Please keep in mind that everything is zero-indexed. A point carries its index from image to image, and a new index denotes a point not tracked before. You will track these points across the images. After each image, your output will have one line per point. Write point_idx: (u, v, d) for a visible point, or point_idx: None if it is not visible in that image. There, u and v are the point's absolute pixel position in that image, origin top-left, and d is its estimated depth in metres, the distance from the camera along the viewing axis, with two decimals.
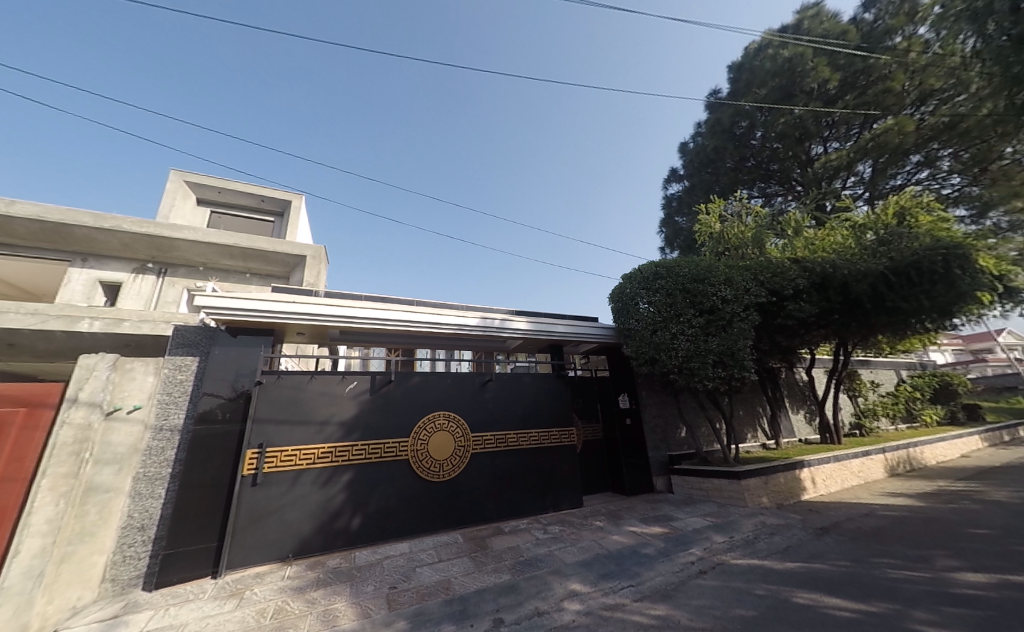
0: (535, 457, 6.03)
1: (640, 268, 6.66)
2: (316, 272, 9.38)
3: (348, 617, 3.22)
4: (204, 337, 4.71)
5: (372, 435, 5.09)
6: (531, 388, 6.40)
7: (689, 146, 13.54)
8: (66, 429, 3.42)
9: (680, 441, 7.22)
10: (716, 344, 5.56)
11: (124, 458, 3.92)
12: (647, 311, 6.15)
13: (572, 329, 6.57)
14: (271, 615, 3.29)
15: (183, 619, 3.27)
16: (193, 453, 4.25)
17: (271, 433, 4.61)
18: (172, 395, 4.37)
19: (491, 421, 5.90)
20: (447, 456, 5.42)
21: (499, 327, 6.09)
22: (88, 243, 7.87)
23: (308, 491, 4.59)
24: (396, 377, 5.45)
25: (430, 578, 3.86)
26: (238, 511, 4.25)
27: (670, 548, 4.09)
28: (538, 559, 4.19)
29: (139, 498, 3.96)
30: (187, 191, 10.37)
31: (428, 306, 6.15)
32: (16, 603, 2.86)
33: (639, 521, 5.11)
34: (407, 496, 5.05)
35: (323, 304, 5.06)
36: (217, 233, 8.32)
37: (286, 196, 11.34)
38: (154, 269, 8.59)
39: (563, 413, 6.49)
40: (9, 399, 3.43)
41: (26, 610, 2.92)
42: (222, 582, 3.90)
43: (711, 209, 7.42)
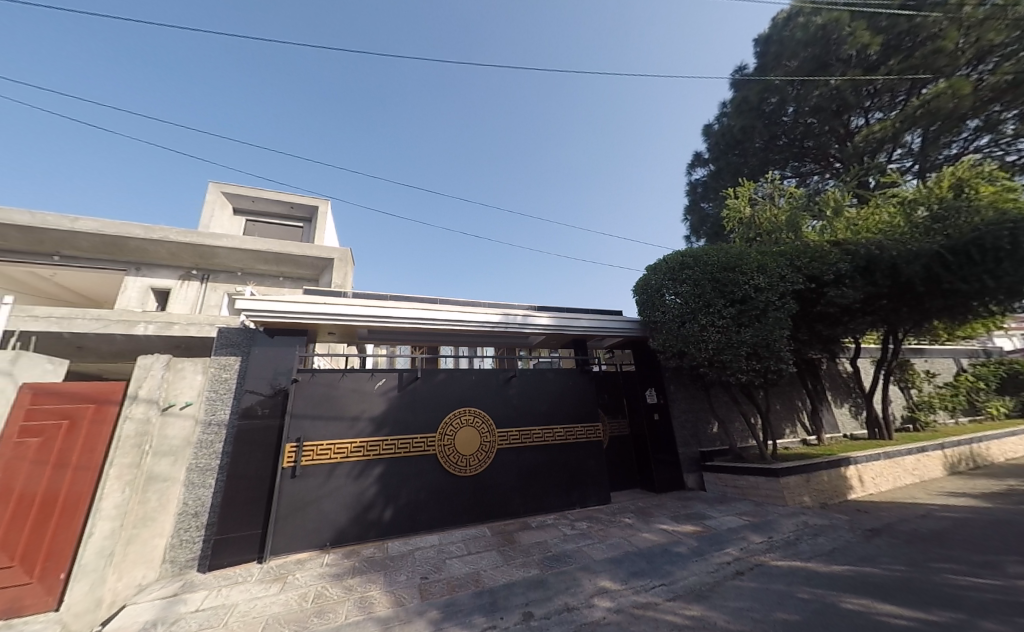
0: (563, 452, 5.98)
1: (666, 258, 6.45)
2: (343, 274, 9.62)
3: (383, 605, 3.30)
4: (244, 338, 4.93)
5: (401, 430, 5.19)
6: (557, 382, 6.34)
7: (714, 127, 12.91)
8: (129, 423, 3.74)
9: (712, 437, 6.97)
10: (751, 335, 5.28)
11: (179, 450, 4.23)
12: (674, 304, 5.95)
13: (596, 322, 6.45)
14: (312, 599, 3.42)
15: (233, 600, 3.45)
16: (237, 447, 4.45)
17: (308, 428, 4.77)
18: (218, 391, 4.63)
19: (517, 417, 5.88)
20: (474, 451, 5.45)
21: (521, 323, 6.04)
22: (139, 254, 8.41)
23: (343, 483, 4.74)
24: (423, 374, 5.51)
25: (460, 570, 3.91)
26: (281, 501, 4.43)
27: (704, 547, 3.94)
28: (567, 555, 4.15)
29: (193, 487, 4.24)
30: (223, 200, 10.87)
31: (450, 305, 6.18)
32: (91, 579, 3.22)
33: (670, 518, 4.97)
34: (436, 489, 5.13)
35: (349, 305, 5.17)
36: (252, 239, 8.70)
37: (312, 201, 11.69)
38: (197, 276, 9.04)
39: (590, 408, 6.39)
40: (81, 396, 3.78)
41: (99, 586, 3.26)
42: (267, 566, 4.08)
43: (741, 193, 7.02)
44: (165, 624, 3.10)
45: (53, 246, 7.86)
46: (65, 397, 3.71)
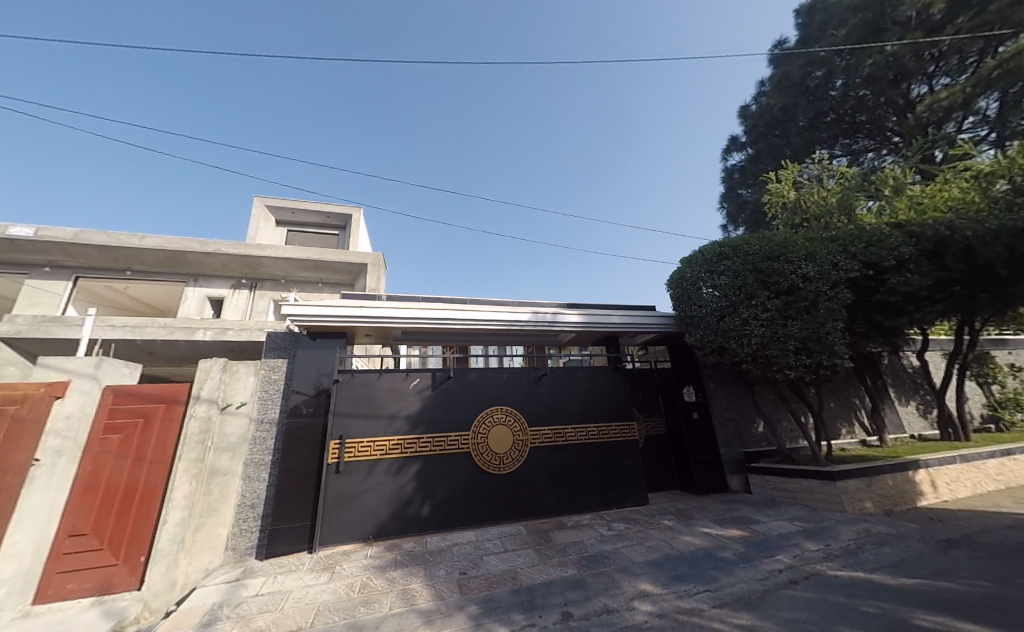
0: (597, 451, 5.88)
1: (702, 249, 6.16)
2: (376, 278, 9.97)
3: (424, 598, 3.40)
4: (290, 342, 5.20)
5: (436, 428, 5.31)
6: (589, 380, 6.24)
7: (752, 108, 12.23)
8: (193, 421, 4.15)
9: (757, 436, 6.60)
10: (800, 329, 4.93)
11: (236, 446, 4.56)
12: (711, 297, 5.68)
13: (627, 319, 6.31)
14: (359, 589, 3.58)
15: (288, 587, 3.67)
16: (287, 443, 4.70)
17: (349, 426, 4.99)
18: (268, 391, 4.91)
19: (549, 415, 5.85)
20: (507, 450, 5.48)
21: (551, 321, 6.00)
22: (197, 266, 9.13)
23: (382, 479, 4.93)
24: (455, 373, 5.61)
25: (497, 567, 3.94)
26: (327, 495, 4.67)
27: (751, 554, 3.73)
28: (604, 556, 4.08)
29: (249, 480, 4.49)
30: (267, 213, 11.57)
31: (480, 305, 6.23)
32: (167, 561, 3.62)
33: (713, 522, 4.76)
34: (470, 486, 5.21)
35: (384, 308, 5.36)
36: (293, 248, 9.21)
37: (347, 210, 12.21)
38: (246, 284, 9.65)
39: (624, 406, 6.24)
40: (155, 396, 4.22)
41: (174, 568, 3.63)
42: (316, 556, 4.30)
43: (783, 176, 6.56)
44: (230, 606, 3.35)
45: (125, 262, 8.72)
46: (144, 397, 4.18)
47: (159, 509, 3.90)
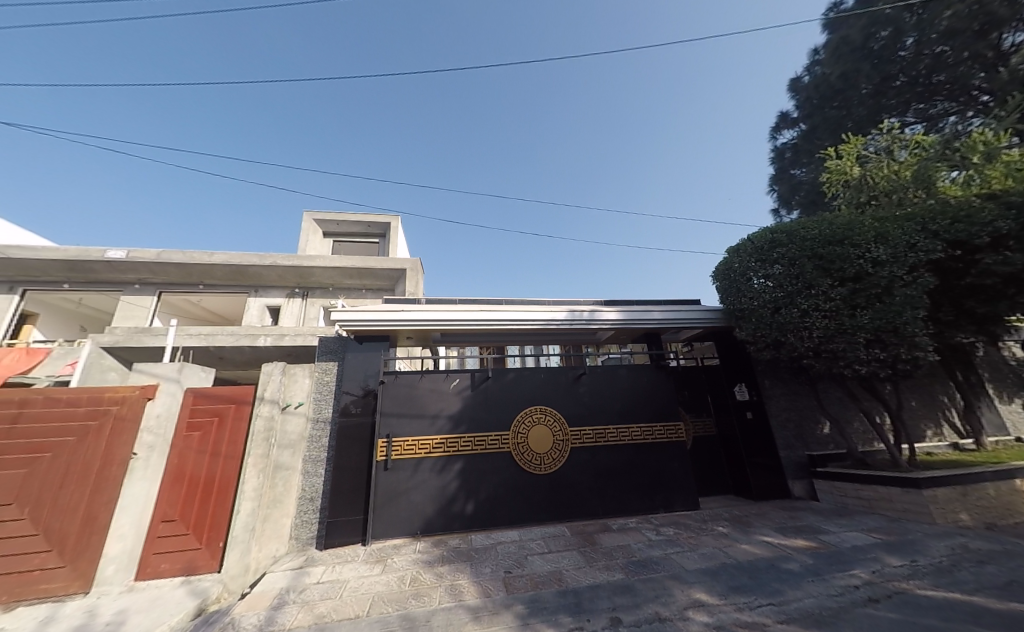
0: (642, 453, 5.68)
1: (751, 238, 5.76)
2: (415, 283, 10.32)
3: (471, 594, 3.45)
4: (340, 346, 5.51)
5: (476, 428, 5.39)
6: (630, 379, 6.05)
7: (804, 80, 11.28)
8: (259, 420, 4.53)
9: (824, 438, 6.05)
10: (870, 319, 4.46)
11: (296, 443, 4.88)
12: (764, 288, 5.29)
13: (669, 315, 6.07)
14: (409, 582, 3.71)
15: (345, 576, 3.88)
16: (340, 441, 4.97)
17: (395, 425, 5.19)
18: (322, 392, 5.23)
19: (590, 415, 5.73)
20: (548, 450, 5.44)
21: (588, 320, 5.90)
22: (257, 278, 9.95)
23: (427, 476, 5.07)
24: (493, 373, 5.67)
25: (542, 568, 3.92)
26: (378, 491, 4.89)
27: (821, 567, 3.42)
28: (653, 561, 3.93)
29: (308, 475, 4.81)
30: (315, 226, 12.37)
31: (515, 304, 6.25)
32: (241, 548, 3.98)
33: (774, 530, 4.42)
34: (513, 486, 5.23)
35: (423, 311, 5.53)
36: (339, 257, 9.78)
37: (386, 218, 12.78)
38: (299, 293, 10.34)
39: (669, 406, 5.99)
40: (227, 397, 4.62)
41: (246, 554, 3.99)
42: (370, 549, 4.52)
43: (841, 150, 5.98)
44: (296, 591, 3.61)
45: (198, 277, 9.69)
46: (219, 398, 4.61)
47: (235, 498, 4.27)
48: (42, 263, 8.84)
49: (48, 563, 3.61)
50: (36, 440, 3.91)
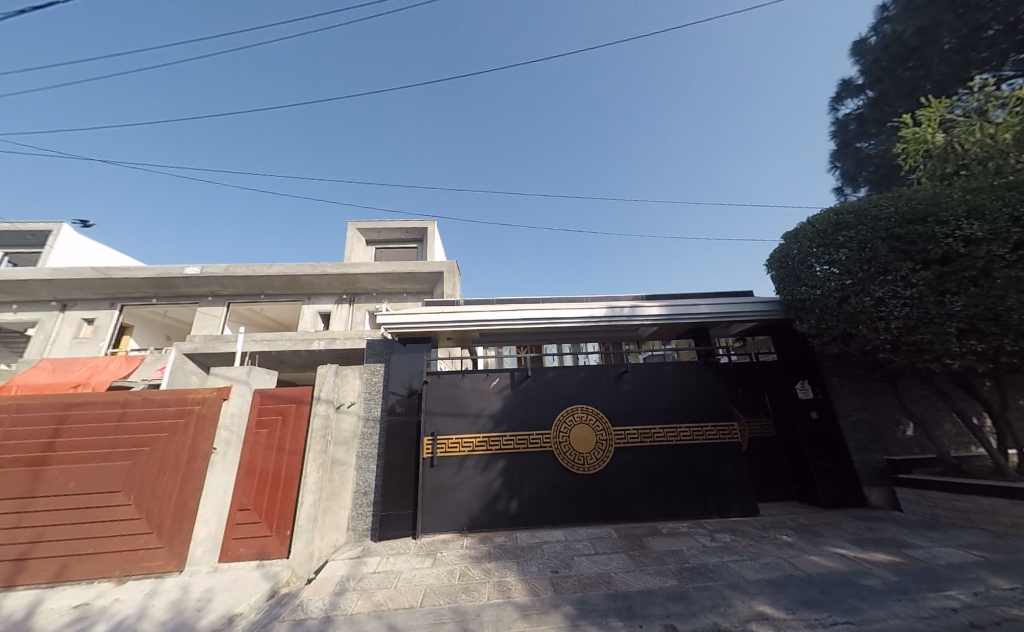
0: (692, 454, 5.42)
1: (812, 221, 5.27)
2: (453, 285, 10.58)
3: (519, 592, 3.48)
4: (386, 347, 5.74)
5: (518, 427, 5.42)
6: (676, 377, 5.79)
7: (870, 40, 10.17)
8: (316, 419, 4.96)
9: (906, 442, 5.41)
10: (962, 306, 3.91)
11: (350, 440, 5.10)
12: (829, 276, 4.82)
13: (718, 308, 5.73)
14: (458, 577, 3.81)
15: (398, 568, 4.06)
16: (388, 438, 5.17)
17: (439, 423, 5.34)
18: (371, 392, 5.46)
19: (634, 415, 5.56)
20: (592, 450, 5.35)
21: (629, 316, 5.70)
22: (309, 287, 10.68)
23: (472, 474, 5.17)
24: (533, 372, 5.68)
25: (590, 569, 3.86)
26: (425, 487, 5.06)
27: (908, 585, 3.07)
28: (708, 568, 3.74)
29: (362, 471, 5.03)
30: (358, 234, 13.04)
31: (552, 302, 6.19)
32: (305, 536, 4.38)
33: (848, 542, 4.03)
34: (556, 486, 5.19)
35: (461, 312, 5.65)
36: (382, 264, 10.28)
37: (424, 223, 13.22)
38: (346, 299, 10.93)
39: (720, 405, 5.66)
40: (289, 397, 5.02)
41: (310, 542, 4.37)
42: (420, 542, 4.69)
43: (920, 117, 5.30)
44: (355, 579, 3.83)
45: (259, 288, 10.58)
46: (283, 398, 5.03)
47: (299, 490, 4.63)
48: (135, 281, 10.09)
49: (150, 543, 4.13)
50: (135, 436, 4.46)
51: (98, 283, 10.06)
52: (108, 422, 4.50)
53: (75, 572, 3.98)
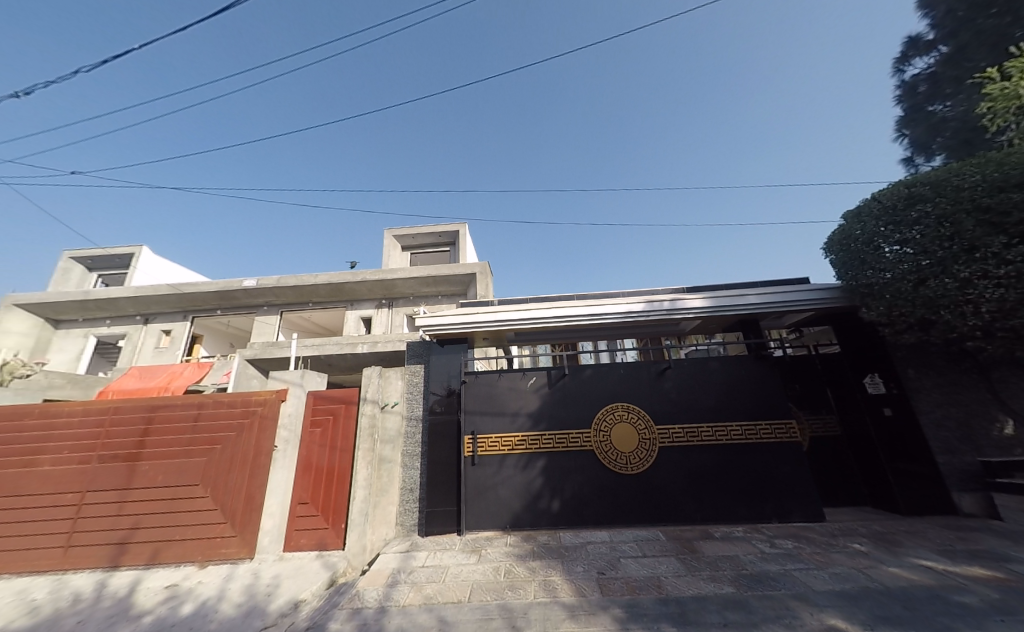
0: (746, 454, 5.10)
1: (879, 197, 4.77)
2: (485, 286, 10.69)
3: (566, 592, 3.44)
4: (425, 349, 5.91)
5: (557, 426, 5.37)
6: (725, 373, 5.48)
7: None
8: (365, 418, 5.17)
9: (1006, 441, 4.73)
10: None
11: (396, 438, 5.32)
12: (903, 257, 4.35)
13: (768, 298, 5.36)
14: (504, 574, 3.84)
15: (446, 563, 4.16)
16: (431, 436, 5.31)
17: (479, 422, 5.41)
18: (413, 392, 5.64)
19: (679, 413, 5.33)
20: (634, 449, 5.19)
21: (669, 310, 5.47)
22: (351, 294, 11.25)
23: (512, 473, 5.19)
24: (570, 371, 5.61)
25: (639, 572, 3.74)
26: (468, 485, 5.15)
27: (1012, 604, 2.70)
28: (770, 577, 3.49)
29: (407, 468, 5.22)
30: (395, 241, 13.54)
31: (587, 298, 6.08)
32: (358, 530, 4.58)
33: (934, 553, 3.61)
34: (599, 486, 5.09)
35: (496, 312, 5.70)
36: (417, 268, 10.61)
37: (456, 226, 13.48)
38: (386, 304, 11.39)
39: (775, 402, 5.29)
40: (340, 398, 5.33)
41: (363, 536, 4.57)
42: (465, 539, 4.78)
43: (1009, 69, 4.64)
44: (406, 572, 3.98)
45: (308, 296, 11.30)
46: (334, 399, 5.35)
47: (350, 486, 4.89)
48: (202, 294, 11.13)
49: (225, 532, 4.54)
50: (209, 434, 4.92)
51: (172, 297, 11.20)
52: (186, 422, 4.99)
53: (165, 556, 4.46)
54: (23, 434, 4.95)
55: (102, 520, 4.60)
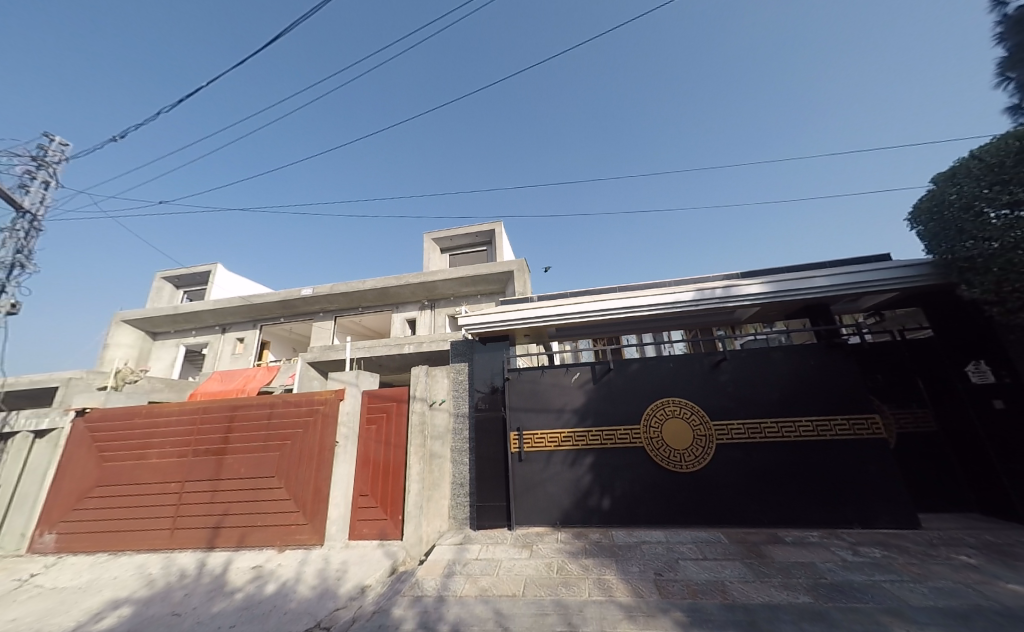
0: (820, 452, 4.66)
1: (979, 155, 4.08)
2: (523, 283, 10.66)
3: (623, 592, 3.35)
4: (468, 348, 5.99)
5: (604, 422, 5.23)
6: (791, 363, 5.03)
7: None
8: (415, 416, 5.41)
9: None
10: None
11: (444, 435, 5.44)
12: (1014, 222, 3.73)
13: (839, 280, 4.84)
14: (557, 570, 3.82)
15: (498, 557, 4.22)
16: (478, 433, 5.36)
17: (524, 419, 5.42)
18: (459, 390, 5.71)
19: (738, 408, 4.98)
20: (689, 446, 4.93)
21: (723, 298, 5.11)
22: (396, 297, 11.76)
23: (560, 469, 5.14)
24: (615, 365, 5.45)
25: (700, 575, 3.55)
26: (516, 481, 5.17)
27: None
28: (854, 587, 3.16)
29: (456, 464, 5.30)
30: (434, 244, 13.93)
31: (630, 290, 5.86)
32: (415, 522, 4.80)
33: None
34: (652, 484, 4.90)
35: (536, 308, 5.66)
36: (456, 269, 10.85)
37: (491, 226, 13.59)
38: (428, 305, 11.77)
39: (852, 395, 4.78)
40: (392, 396, 5.62)
41: (419, 528, 4.78)
42: (516, 533, 4.80)
43: None
44: (461, 564, 4.09)
45: (357, 301, 11.98)
46: (387, 397, 5.64)
47: (405, 480, 5.13)
48: (267, 303, 12.19)
49: (298, 520, 4.95)
50: (281, 430, 5.39)
51: (243, 308, 12.39)
52: (261, 419, 5.50)
53: (249, 541, 4.95)
54: (133, 432, 5.72)
55: (197, 507, 5.20)
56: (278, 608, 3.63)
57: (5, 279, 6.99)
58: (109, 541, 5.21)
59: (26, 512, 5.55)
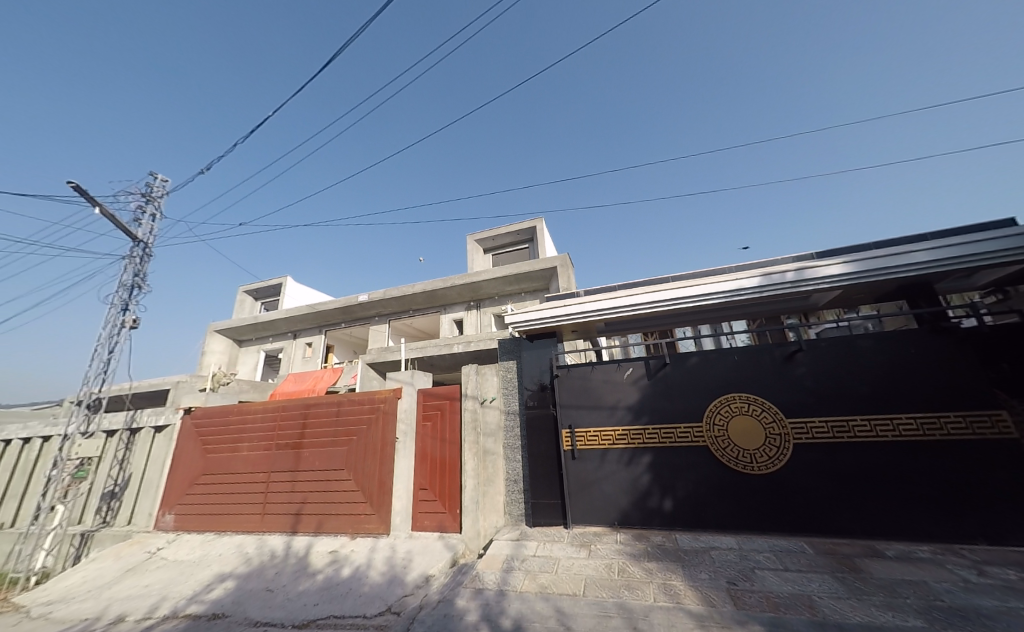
0: (927, 454, 4.02)
1: None
2: (567, 278, 10.46)
3: (692, 599, 3.14)
4: (516, 346, 5.91)
5: (662, 419, 4.95)
6: (884, 352, 4.40)
7: None
8: (467, 413, 5.57)
9: None
10: None
11: (496, 432, 5.43)
12: None
13: (942, 254, 4.14)
14: (618, 572, 3.68)
15: (556, 555, 4.16)
16: (529, 430, 5.29)
17: (576, 416, 5.29)
18: (508, 387, 5.65)
19: (819, 404, 4.45)
20: (761, 446, 4.50)
21: (795, 282, 4.59)
22: (444, 299, 12.12)
23: (616, 468, 4.95)
24: (672, 360, 5.12)
25: (782, 588, 3.22)
26: (570, 479, 5.05)
27: None
28: (981, 614, 2.67)
29: (509, 460, 5.24)
30: (477, 245, 14.12)
31: (684, 278, 5.47)
32: (473, 515, 4.98)
33: None
34: (719, 486, 4.54)
35: (584, 303, 5.49)
36: (499, 268, 10.94)
37: (532, 223, 13.51)
38: (474, 305, 12.01)
39: (965, 387, 4.08)
40: (444, 394, 5.80)
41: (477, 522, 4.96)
42: (573, 532, 4.70)
43: None
44: (519, 560, 4.09)
45: (409, 305, 12.56)
46: (440, 395, 5.82)
47: (461, 476, 5.27)
48: (330, 310, 13.19)
49: (366, 511, 5.29)
50: (347, 426, 5.79)
51: (310, 315, 13.53)
52: (329, 416, 5.95)
53: (324, 528, 5.39)
54: (227, 428, 6.47)
55: (280, 495, 5.76)
56: (353, 591, 3.90)
57: (127, 299, 8.27)
58: (213, 523, 5.95)
59: (151, 495, 6.53)
